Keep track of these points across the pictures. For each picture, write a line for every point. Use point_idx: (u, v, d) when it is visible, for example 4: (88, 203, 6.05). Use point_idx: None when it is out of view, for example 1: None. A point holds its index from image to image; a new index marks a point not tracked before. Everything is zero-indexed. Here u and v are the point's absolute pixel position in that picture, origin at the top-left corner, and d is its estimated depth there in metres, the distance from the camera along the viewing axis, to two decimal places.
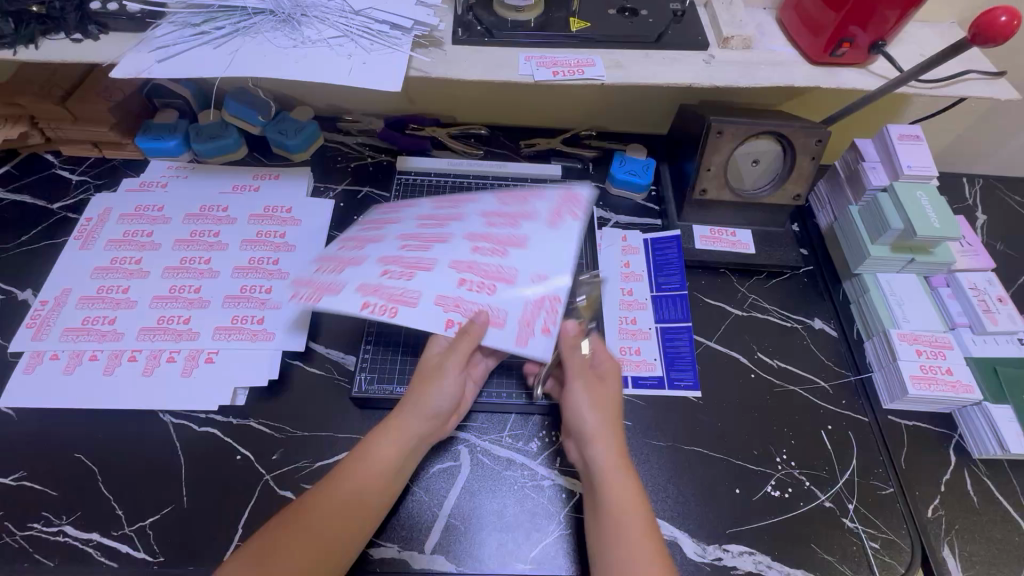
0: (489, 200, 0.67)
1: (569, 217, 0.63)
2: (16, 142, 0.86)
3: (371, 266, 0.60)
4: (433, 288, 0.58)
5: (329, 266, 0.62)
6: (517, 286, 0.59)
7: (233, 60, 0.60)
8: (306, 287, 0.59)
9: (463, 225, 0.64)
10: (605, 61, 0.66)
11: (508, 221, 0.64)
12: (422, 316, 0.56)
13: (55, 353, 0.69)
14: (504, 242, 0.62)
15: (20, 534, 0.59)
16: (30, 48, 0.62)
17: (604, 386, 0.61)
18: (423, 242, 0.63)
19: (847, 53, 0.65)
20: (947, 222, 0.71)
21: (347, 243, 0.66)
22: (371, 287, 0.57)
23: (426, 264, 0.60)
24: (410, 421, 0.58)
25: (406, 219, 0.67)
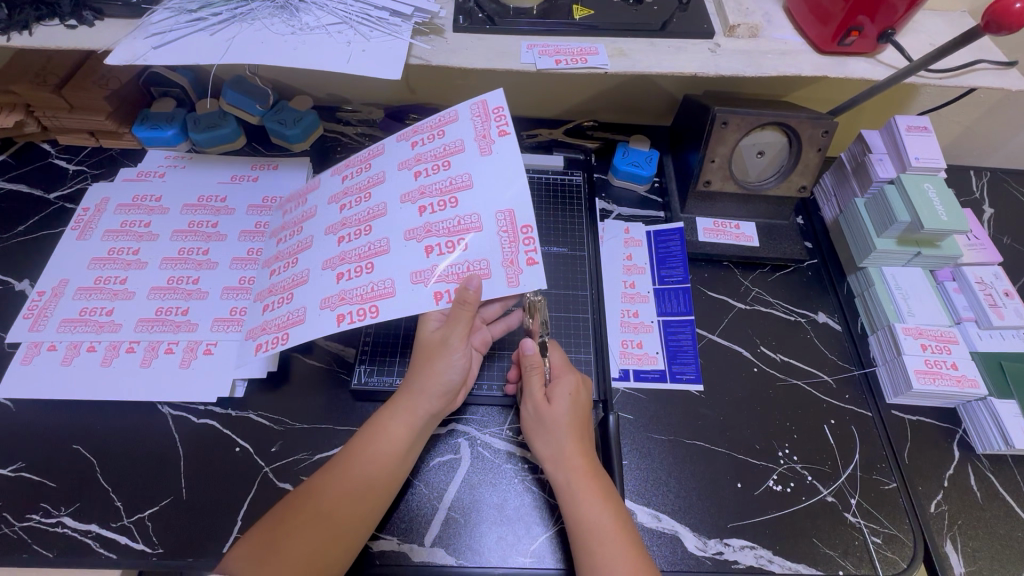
0: (403, 145, 0.68)
1: (498, 132, 0.64)
2: (12, 131, 0.85)
3: (321, 280, 0.63)
4: (403, 268, 0.60)
5: (280, 289, 0.66)
6: (485, 230, 0.61)
7: (230, 48, 0.58)
8: (267, 330, 0.63)
9: (396, 184, 0.66)
10: (609, 49, 0.65)
11: (440, 160, 0.65)
12: (407, 298, 0.59)
13: (53, 344, 0.69)
14: (449, 184, 0.63)
15: (19, 525, 0.59)
16: (24, 34, 0.61)
17: (559, 380, 0.62)
18: (362, 225, 0.65)
19: (856, 42, 0.64)
20: (955, 215, 0.70)
21: (289, 251, 0.69)
22: (333, 300, 0.61)
23: (381, 248, 0.62)
24: (420, 403, 0.59)
25: (327, 213, 0.69)
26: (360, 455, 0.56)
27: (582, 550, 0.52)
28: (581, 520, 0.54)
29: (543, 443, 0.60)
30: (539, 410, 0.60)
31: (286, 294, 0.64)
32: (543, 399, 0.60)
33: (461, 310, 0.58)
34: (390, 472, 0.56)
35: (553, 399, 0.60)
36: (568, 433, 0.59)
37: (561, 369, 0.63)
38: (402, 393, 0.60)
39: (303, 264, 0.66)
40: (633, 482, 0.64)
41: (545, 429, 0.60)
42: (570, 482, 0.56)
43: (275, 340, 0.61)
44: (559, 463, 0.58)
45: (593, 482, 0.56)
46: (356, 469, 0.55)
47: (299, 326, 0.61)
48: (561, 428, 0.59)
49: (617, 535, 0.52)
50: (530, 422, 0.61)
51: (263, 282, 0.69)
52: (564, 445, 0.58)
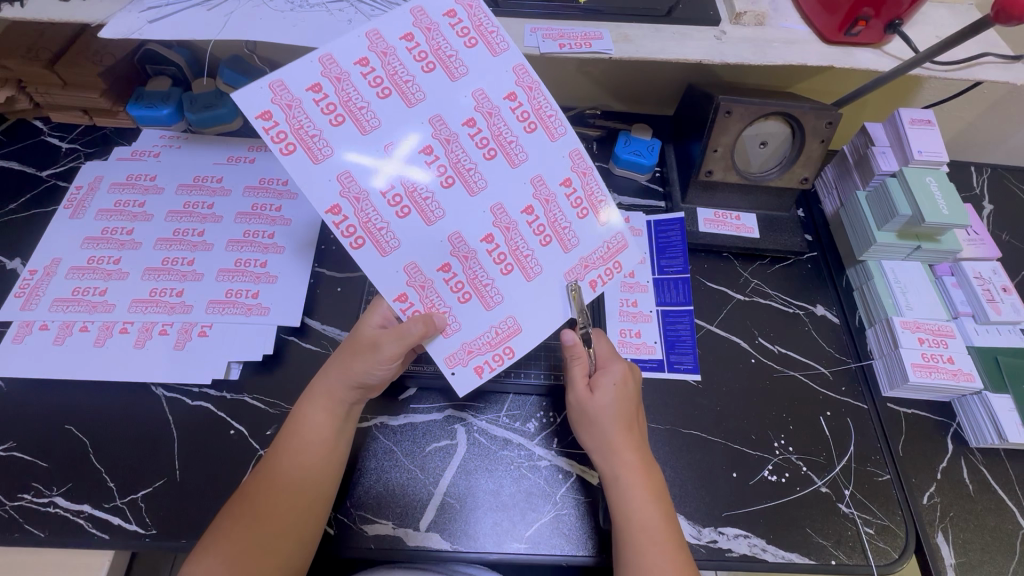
0: (558, 159, 0.55)
1: (592, 283, 0.57)
2: (3, 107, 0.83)
3: (360, 147, 0.51)
4: (412, 252, 0.53)
5: (337, 99, 0.50)
6: (493, 313, 0.56)
7: (228, 23, 0.57)
8: (285, 123, 0.49)
9: (497, 189, 0.54)
10: (614, 34, 0.64)
11: (545, 226, 0.56)
12: (378, 269, 0.53)
13: (45, 323, 0.68)
14: (519, 253, 0.56)
15: (11, 504, 0.59)
16: (14, 5, 0.60)
17: (606, 370, 0.59)
18: (442, 171, 0.53)
19: (862, 33, 0.63)
20: (956, 209, 0.70)
21: (388, 84, 0.52)
22: (354, 186, 0.51)
23: (429, 213, 0.53)
24: (336, 390, 0.56)
25: (448, 101, 0.53)
26: (287, 445, 0.54)
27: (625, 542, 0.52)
28: (629, 515, 0.53)
29: (590, 433, 0.58)
30: (583, 401, 0.58)
31: (332, 116, 0.50)
32: (587, 391, 0.59)
33: (412, 329, 0.53)
34: (323, 455, 0.55)
35: (597, 389, 0.58)
36: (615, 426, 0.57)
37: (605, 359, 0.61)
38: (322, 379, 0.58)
39: (386, 115, 0.52)
40: None
41: (592, 422, 0.58)
42: (619, 475, 0.55)
43: (284, 135, 0.49)
44: (609, 457, 0.56)
45: (645, 478, 0.55)
46: (284, 459, 0.53)
47: (304, 162, 0.50)
48: (609, 420, 0.57)
49: (661, 532, 0.52)
50: (576, 415, 0.60)
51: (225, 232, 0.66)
52: (615, 437, 0.56)
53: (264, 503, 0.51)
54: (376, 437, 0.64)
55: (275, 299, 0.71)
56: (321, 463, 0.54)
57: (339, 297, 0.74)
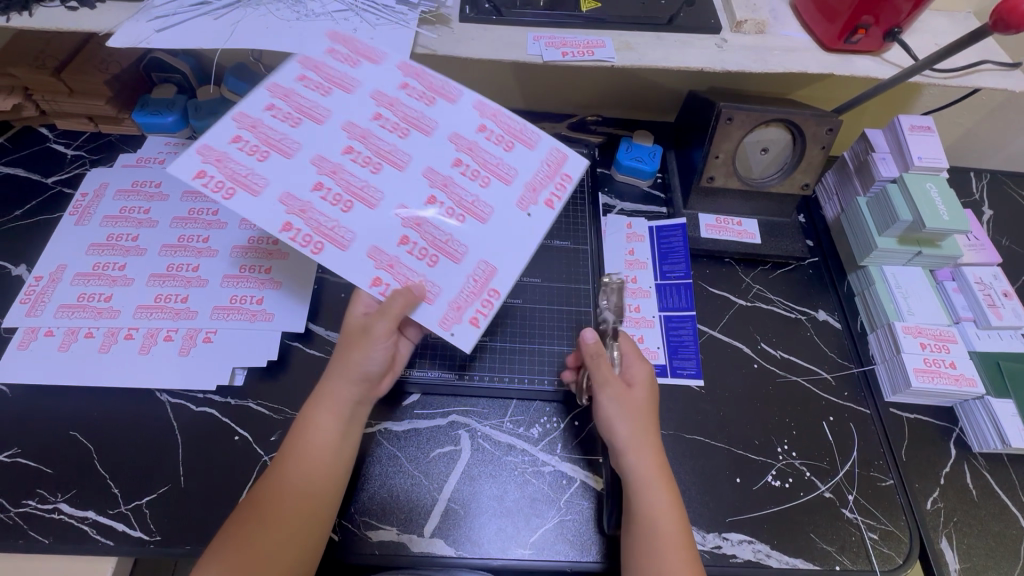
0: (471, 125, 0.60)
1: (547, 200, 0.59)
2: (10, 114, 0.84)
3: (296, 172, 0.54)
4: (369, 236, 0.54)
5: (262, 138, 0.54)
6: (463, 265, 0.57)
7: (234, 31, 0.58)
8: (219, 171, 0.51)
9: (427, 158, 0.58)
10: (616, 42, 0.64)
11: (476, 178, 0.59)
12: (349, 268, 0.53)
13: (50, 329, 0.68)
14: (469, 207, 0.58)
15: (15, 511, 0.59)
16: (24, 15, 0.60)
17: (634, 367, 0.61)
18: (371, 159, 0.56)
19: (862, 41, 0.64)
20: (956, 214, 0.71)
21: (294, 111, 0.56)
22: (295, 206, 0.53)
23: (369, 199, 0.55)
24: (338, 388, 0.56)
25: (352, 107, 0.58)
26: (291, 453, 0.54)
27: (650, 537, 0.52)
28: (659, 515, 0.53)
29: (625, 427, 0.57)
30: (622, 396, 0.58)
31: (261, 154, 0.53)
32: (625, 386, 0.59)
33: (393, 304, 0.53)
34: (330, 461, 0.54)
35: (634, 384, 0.60)
36: (645, 422, 0.58)
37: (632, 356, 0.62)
38: (327, 378, 0.58)
39: (303, 137, 0.55)
40: None
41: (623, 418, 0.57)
42: (650, 475, 0.55)
43: (218, 189, 0.50)
44: (641, 455, 0.56)
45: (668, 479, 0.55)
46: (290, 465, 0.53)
47: (247, 201, 0.51)
48: (644, 417, 0.58)
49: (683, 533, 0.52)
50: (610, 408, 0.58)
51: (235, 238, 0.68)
52: (647, 437, 0.57)
53: (271, 513, 0.51)
54: (381, 443, 0.65)
55: (279, 305, 0.72)
56: (328, 466, 0.54)
57: (343, 303, 0.75)
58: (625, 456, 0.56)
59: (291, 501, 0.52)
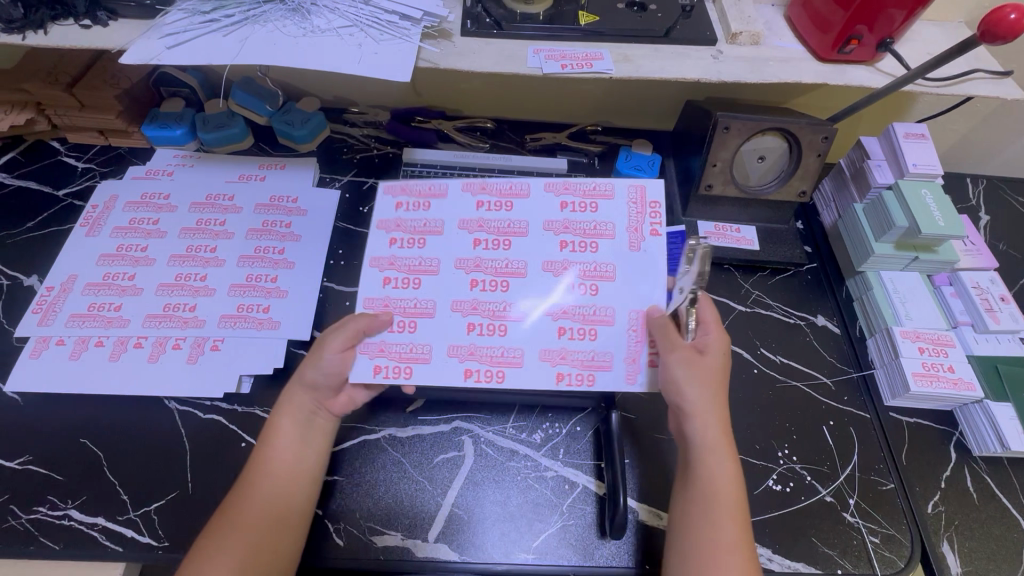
0: (553, 207, 0.63)
1: (650, 229, 0.61)
2: (23, 129, 0.86)
3: (447, 320, 0.59)
4: (535, 344, 0.58)
5: (403, 305, 0.59)
6: (618, 326, 0.59)
7: (243, 48, 0.60)
8: (387, 355, 0.57)
9: (538, 244, 0.62)
10: (614, 55, 0.66)
11: (582, 240, 0.62)
12: (522, 374, 0.57)
13: (61, 338, 0.69)
14: (591, 270, 0.60)
15: (26, 517, 0.60)
16: (39, 33, 0.62)
17: (710, 334, 0.58)
18: (500, 267, 0.61)
19: (854, 51, 0.66)
20: (951, 220, 0.72)
21: (418, 264, 0.61)
22: (460, 349, 0.58)
23: (510, 314, 0.59)
24: (296, 398, 0.59)
25: (457, 241, 0.62)
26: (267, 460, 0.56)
27: (707, 504, 0.53)
28: (718, 485, 0.53)
29: (694, 394, 0.55)
30: (693, 363, 0.56)
31: (413, 320, 0.59)
32: (696, 352, 0.57)
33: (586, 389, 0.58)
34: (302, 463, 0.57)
35: (705, 351, 0.57)
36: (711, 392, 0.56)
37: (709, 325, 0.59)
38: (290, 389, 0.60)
39: (434, 287, 0.60)
40: (635, 481, 0.65)
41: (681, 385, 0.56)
42: (716, 445, 0.55)
43: (393, 372, 0.57)
44: (707, 423, 0.55)
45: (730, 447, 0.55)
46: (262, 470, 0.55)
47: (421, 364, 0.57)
48: (710, 385, 0.56)
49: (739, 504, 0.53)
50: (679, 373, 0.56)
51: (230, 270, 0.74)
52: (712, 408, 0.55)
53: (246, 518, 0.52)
54: (385, 449, 0.65)
55: (285, 313, 0.73)
56: (297, 469, 0.56)
57: (348, 312, 0.76)
58: (688, 421, 0.55)
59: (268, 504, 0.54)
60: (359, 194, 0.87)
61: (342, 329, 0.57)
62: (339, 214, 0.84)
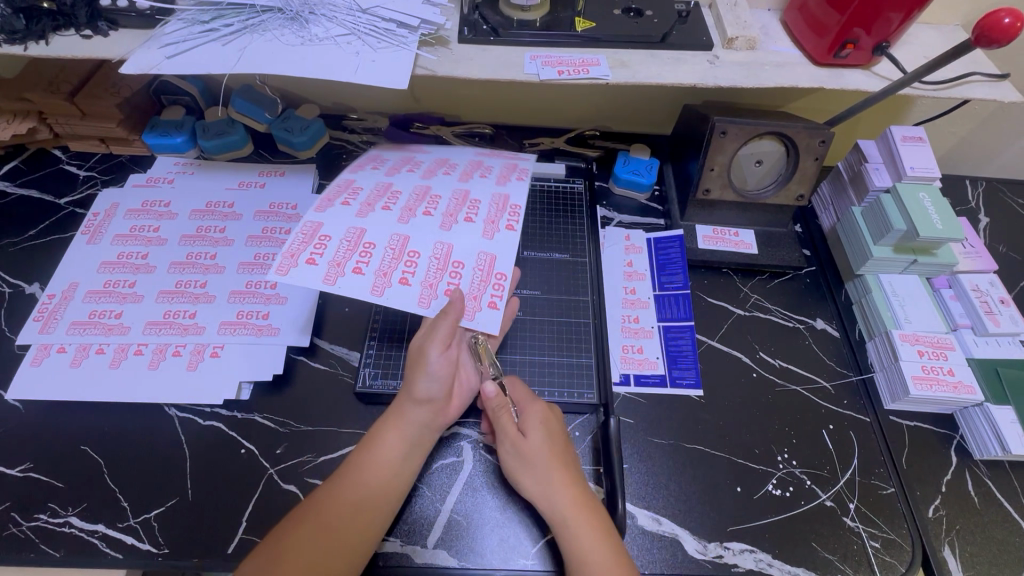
0: (379, 171, 0.73)
1: (418, 150, 0.80)
2: (25, 138, 0.87)
3: (466, 231, 0.66)
4: (488, 188, 0.72)
5: (436, 266, 0.63)
6: (507, 164, 0.77)
7: (242, 57, 0.60)
8: (479, 294, 0.63)
9: (403, 176, 0.72)
10: (610, 60, 0.66)
11: (406, 165, 0.75)
12: (512, 192, 0.72)
13: (62, 346, 0.70)
14: (440, 163, 0.77)
15: (27, 524, 0.60)
16: (41, 44, 0.63)
17: (528, 411, 0.62)
18: (414, 196, 0.69)
19: (850, 55, 0.66)
20: (950, 223, 0.72)
21: (395, 244, 0.63)
22: (500, 224, 0.67)
23: (464, 192, 0.71)
24: (408, 411, 0.60)
25: (374, 218, 0.65)
26: (360, 465, 0.57)
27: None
28: (584, 554, 0.54)
29: (530, 479, 0.59)
30: (517, 445, 0.59)
31: (455, 259, 0.64)
32: (518, 434, 0.60)
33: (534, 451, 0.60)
34: (393, 476, 0.57)
35: (528, 431, 0.60)
36: (552, 465, 0.58)
37: (525, 401, 0.63)
38: (398, 402, 0.61)
39: (429, 240, 0.64)
40: (633, 485, 0.65)
41: (529, 464, 0.59)
42: (567, 517, 0.56)
43: (497, 290, 0.63)
44: (552, 499, 0.57)
45: (591, 515, 0.57)
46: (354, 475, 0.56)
47: (498, 258, 0.65)
48: (545, 462, 0.59)
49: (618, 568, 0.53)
50: (512, 463, 0.60)
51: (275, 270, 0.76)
52: (556, 482, 0.58)
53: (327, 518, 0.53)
54: None
55: (285, 319, 0.73)
56: (386, 481, 0.57)
57: (347, 318, 0.76)
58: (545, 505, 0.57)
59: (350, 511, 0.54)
60: None
61: (440, 324, 0.59)
62: None
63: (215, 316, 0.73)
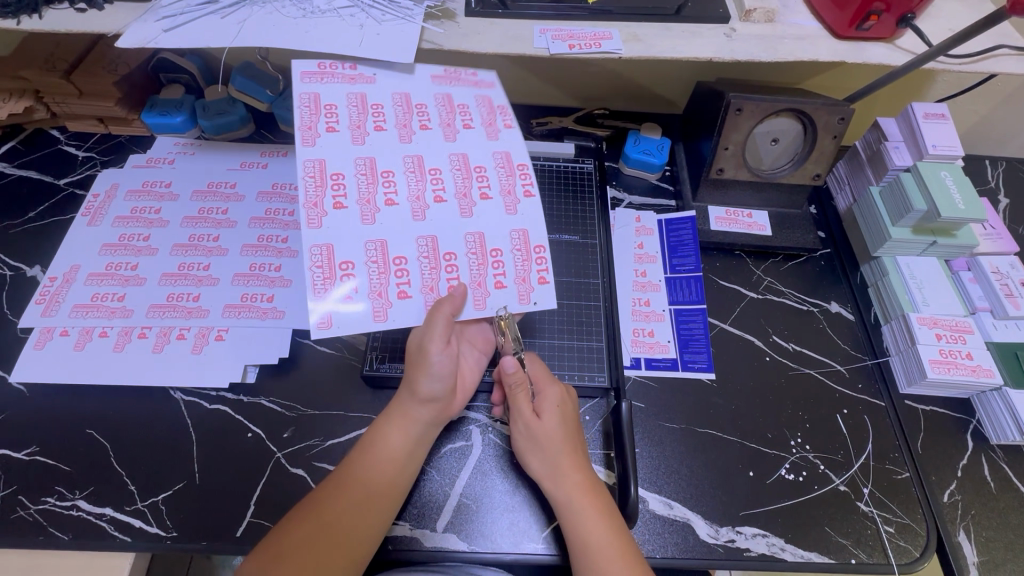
0: (345, 138, 0.60)
1: (347, 67, 0.63)
2: (22, 117, 0.85)
3: (489, 211, 0.61)
4: (480, 146, 0.64)
5: (476, 262, 0.59)
6: (474, 96, 0.66)
7: (241, 30, 0.58)
8: (527, 276, 0.60)
9: (377, 138, 0.61)
10: (623, 34, 0.64)
11: (368, 114, 0.62)
12: (511, 145, 0.65)
13: (65, 329, 0.69)
14: (406, 104, 0.63)
15: (34, 508, 0.60)
16: (33, 18, 0.61)
17: (543, 394, 0.61)
18: (411, 175, 0.61)
19: (873, 27, 0.63)
20: (972, 203, 0.70)
21: (426, 250, 0.59)
22: (520, 193, 0.62)
23: (460, 154, 0.63)
24: (413, 411, 0.59)
25: (387, 220, 0.58)
26: (373, 461, 0.56)
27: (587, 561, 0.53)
28: (586, 539, 0.54)
29: (538, 462, 0.58)
30: (530, 427, 0.59)
31: (491, 247, 0.60)
32: (533, 416, 0.59)
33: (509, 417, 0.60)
34: (395, 474, 0.57)
35: (543, 414, 0.60)
36: (563, 450, 0.58)
37: (542, 381, 0.62)
38: (402, 399, 0.60)
39: (459, 234, 0.59)
40: (644, 470, 0.64)
41: (539, 446, 0.59)
42: (570, 498, 0.56)
43: (542, 265, 0.60)
44: (558, 480, 0.57)
45: (593, 499, 0.56)
46: (361, 475, 0.55)
47: (532, 231, 0.61)
48: (557, 446, 0.58)
49: (616, 553, 0.53)
50: (522, 442, 0.60)
51: (291, 270, 0.75)
52: (561, 462, 0.57)
53: (330, 519, 0.52)
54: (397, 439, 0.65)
55: (290, 302, 0.72)
56: (393, 484, 0.56)
57: None
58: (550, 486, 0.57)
59: (357, 513, 0.54)
60: None
61: (434, 321, 0.55)
62: None
63: (220, 299, 0.72)
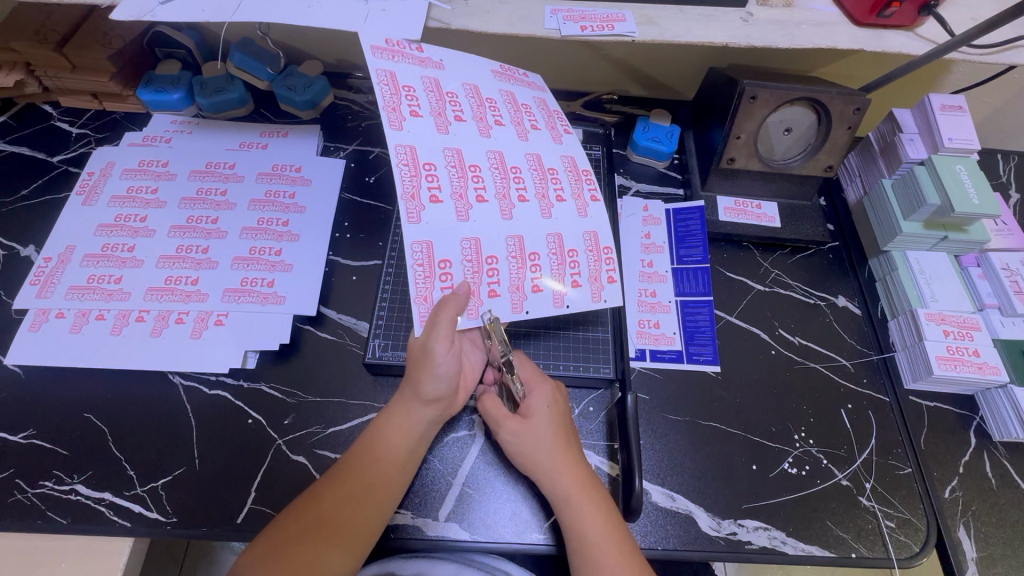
0: (430, 123, 0.59)
1: (414, 49, 0.61)
2: (13, 90, 0.82)
3: (565, 213, 0.63)
4: (548, 148, 0.65)
5: (557, 261, 0.61)
6: (530, 97, 0.68)
7: (240, 4, 0.55)
8: (598, 274, 0.62)
9: (459, 129, 0.61)
10: (637, 16, 0.62)
11: (446, 102, 0.61)
12: (574, 149, 0.67)
13: (61, 311, 0.67)
14: (478, 97, 0.64)
15: (32, 491, 0.59)
16: None
17: (535, 392, 0.60)
18: (495, 171, 0.61)
19: (896, 13, 0.60)
20: (986, 198, 0.69)
21: (514, 250, 0.60)
22: (589, 197, 0.64)
23: (533, 154, 0.64)
24: (415, 411, 0.57)
25: (480, 219, 0.59)
26: (363, 453, 0.56)
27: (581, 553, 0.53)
28: (584, 534, 0.53)
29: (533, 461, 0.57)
30: (522, 429, 0.58)
31: (568, 247, 0.62)
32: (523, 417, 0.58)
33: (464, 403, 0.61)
34: (390, 467, 0.56)
35: (532, 414, 0.59)
36: (556, 446, 0.57)
37: (532, 381, 0.61)
38: (405, 395, 0.58)
39: (542, 234, 0.61)
40: (649, 462, 0.64)
41: (531, 449, 0.57)
42: (570, 494, 0.55)
43: (610, 265, 0.63)
44: (552, 477, 0.56)
45: (592, 493, 0.56)
46: (360, 471, 0.55)
47: (602, 233, 0.63)
48: (549, 442, 0.57)
49: (616, 549, 0.52)
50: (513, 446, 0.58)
51: (292, 253, 0.73)
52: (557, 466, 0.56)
53: (326, 513, 0.52)
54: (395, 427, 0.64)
55: (292, 287, 0.71)
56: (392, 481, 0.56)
57: (355, 286, 0.74)
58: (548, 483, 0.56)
59: (347, 509, 0.53)
60: (363, 163, 0.84)
61: (438, 323, 0.54)
62: (346, 181, 0.82)
63: (220, 282, 0.70)
